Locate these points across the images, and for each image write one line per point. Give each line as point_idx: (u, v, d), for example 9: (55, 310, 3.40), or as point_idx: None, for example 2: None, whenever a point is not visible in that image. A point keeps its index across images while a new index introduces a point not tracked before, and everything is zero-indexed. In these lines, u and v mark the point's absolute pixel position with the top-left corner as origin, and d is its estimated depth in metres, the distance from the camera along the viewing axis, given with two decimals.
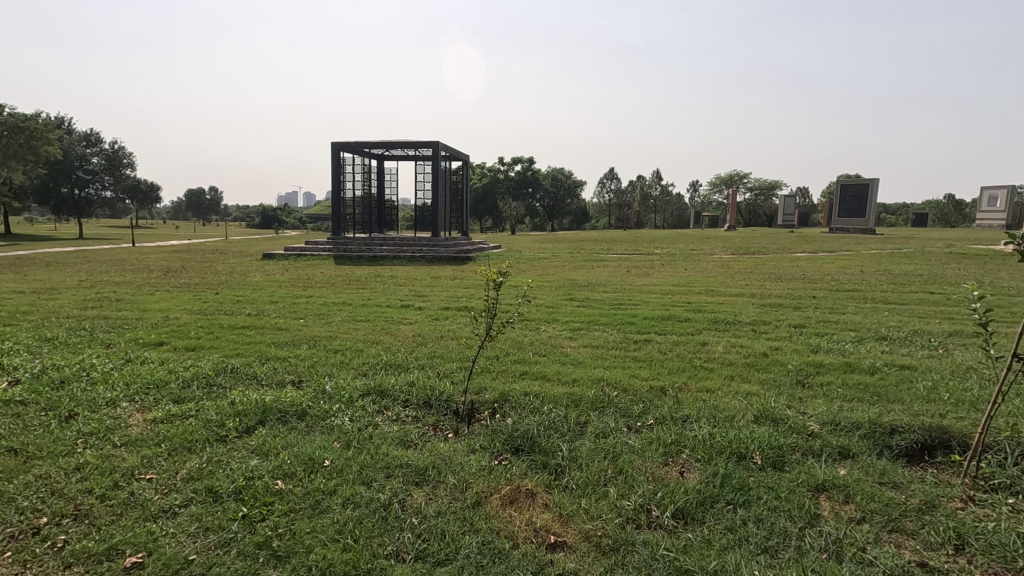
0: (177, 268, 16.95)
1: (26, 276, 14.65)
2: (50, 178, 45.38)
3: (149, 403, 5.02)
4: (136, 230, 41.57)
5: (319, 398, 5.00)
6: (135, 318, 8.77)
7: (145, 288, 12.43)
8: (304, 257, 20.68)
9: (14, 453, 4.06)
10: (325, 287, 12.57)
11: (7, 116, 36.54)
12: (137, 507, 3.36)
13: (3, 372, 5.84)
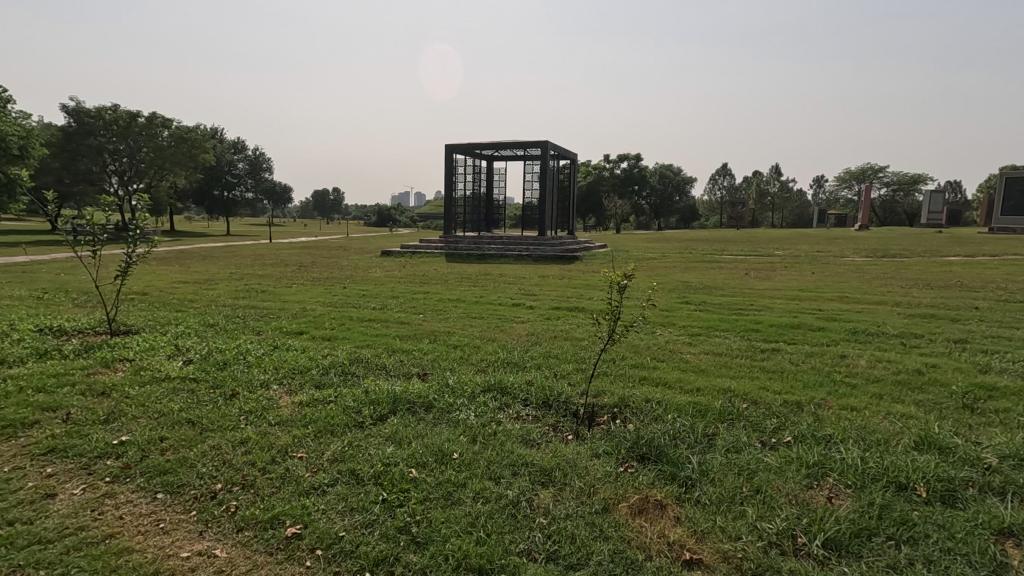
0: (309, 263, 18.64)
1: (190, 268, 16.93)
2: (206, 183, 52.06)
3: (296, 386, 5.55)
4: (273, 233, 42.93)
5: (443, 392, 5.22)
6: (279, 308, 9.76)
7: (285, 281, 13.76)
8: (417, 254, 21.82)
9: (192, 424, 4.67)
10: (439, 283, 13.15)
11: (174, 127, 42.26)
12: (292, 483, 3.71)
13: (180, 352, 6.76)
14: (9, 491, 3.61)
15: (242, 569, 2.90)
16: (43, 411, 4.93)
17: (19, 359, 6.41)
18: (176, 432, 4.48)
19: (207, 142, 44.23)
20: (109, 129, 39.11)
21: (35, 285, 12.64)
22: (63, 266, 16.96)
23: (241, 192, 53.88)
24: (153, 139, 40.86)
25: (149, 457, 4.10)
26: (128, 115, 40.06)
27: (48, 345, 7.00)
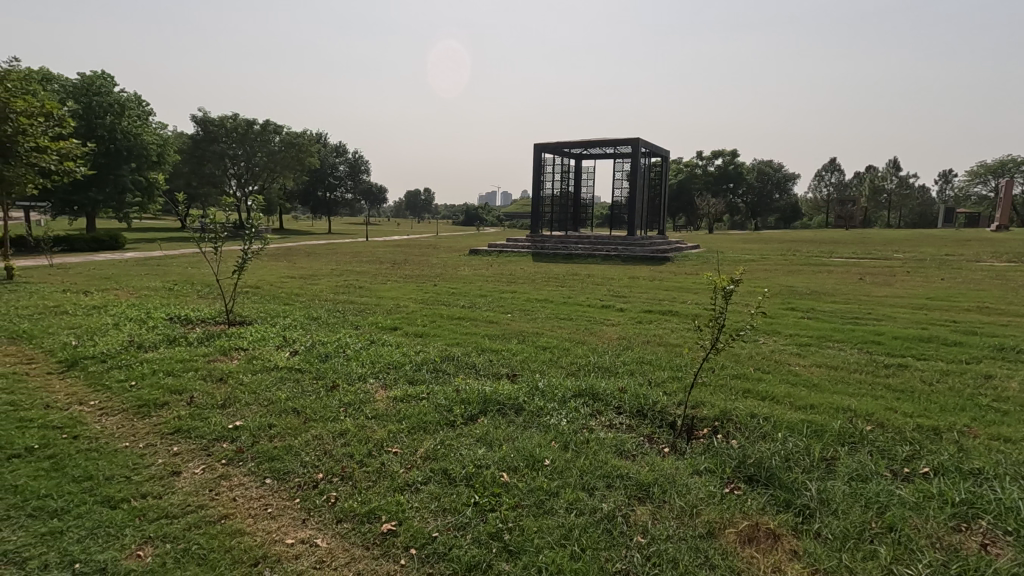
0: (402, 261, 19.40)
1: (297, 264, 18.21)
2: (311, 184, 55.98)
3: (390, 381, 5.71)
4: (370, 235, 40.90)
5: (533, 395, 5.13)
6: (375, 304, 10.19)
7: (380, 277, 14.37)
8: (504, 253, 22.04)
9: (296, 413, 4.93)
10: (526, 282, 13.15)
11: (284, 133, 45.70)
12: (388, 478, 3.78)
13: (287, 343, 7.22)
14: (142, 466, 3.98)
15: (342, 561, 2.97)
16: (172, 393, 5.43)
17: (153, 345, 7.13)
18: (283, 420, 4.74)
19: (312, 146, 47.42)
20: (230, 136, 43.11)
21: (169, 278, 14.13)
22: (192, 261, 18.85)
23: (341, 193, 57.42)
24: (266, 144, 44.48)
25: (259, 442, 4.36)
26: (246, 122, 43.90)
27: (176, 332, 7.73)
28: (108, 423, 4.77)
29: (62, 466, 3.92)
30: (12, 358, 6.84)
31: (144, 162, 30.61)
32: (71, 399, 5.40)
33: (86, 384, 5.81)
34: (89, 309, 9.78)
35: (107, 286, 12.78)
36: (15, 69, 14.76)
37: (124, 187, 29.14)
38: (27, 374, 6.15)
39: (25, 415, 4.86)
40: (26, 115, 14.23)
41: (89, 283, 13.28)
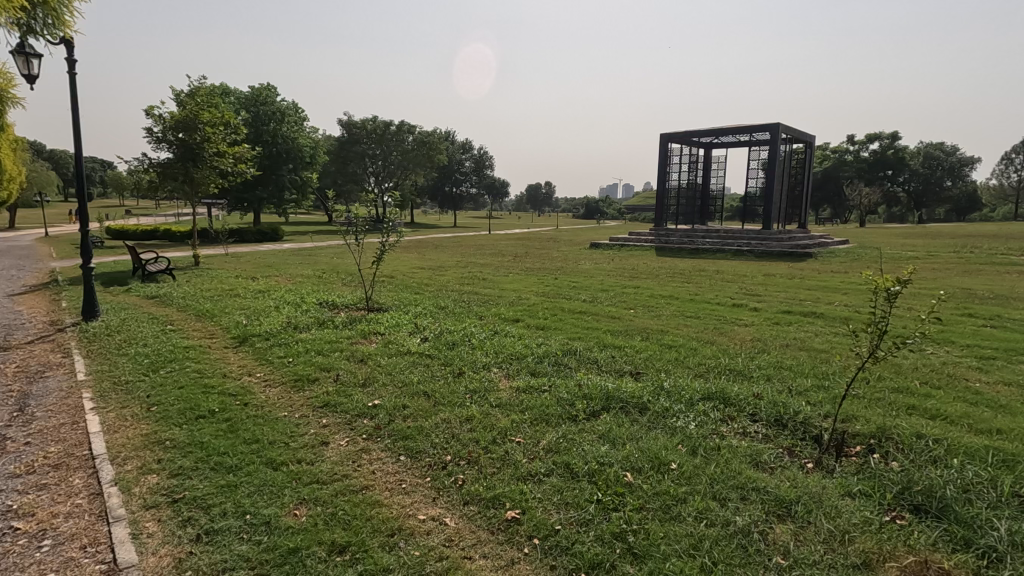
0: (523, 254, 19.80)
1: (427, 255, 19.36)
2: (439, 180, 59.22)
3: (513, 371, 5.84)
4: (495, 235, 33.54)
5: (658, 394, 4.94)
6: (498, 295, 10.49)
7: (502, 270, 14.79)
8: (626, 246, 21.55)
9: (427, 396, 5.23)
10: (649, 277, 12.73)
11: (417, 133, 48.69)
12: (511, 466, 3.86)
13: (418, 330, 7.69)
14: (297, 434, 4.47)
15: (468, 542, 3.08)
16: (321, 370, 6.04)
17: (306, 326, 7.98)
18: (415, 402, 5.05)
19: (441, 144, 49.98)
20: (371, 137, 46.98)
21: (319, 266, 15.78)
22: (338, 252, 20.90)
23: (466, 188, 60.07)
24: (401, 144, 47.78)
25: (394, 421, 4.69)
26: (384, 124, 47.47)
27: (325, 316, 8.60)
28: (270, 394, 5.43)
29: (236, 429, 4.54)
30: (198, 333, 8.06)
31: (299, 163, 34.40)
32: (242, 370, 6.23)
33: (254, 358, 6.67)
34: (256, 293, 11.22)
35: (270, 273, 14.59)
36: (203, 86, 17.30)
37: (283, 185, 33.03)
38: (210, 347, 7.21)
39: (208, 382, 5.70)
40: (210, 125, 16.65)
41: (256, 270, 15.25)
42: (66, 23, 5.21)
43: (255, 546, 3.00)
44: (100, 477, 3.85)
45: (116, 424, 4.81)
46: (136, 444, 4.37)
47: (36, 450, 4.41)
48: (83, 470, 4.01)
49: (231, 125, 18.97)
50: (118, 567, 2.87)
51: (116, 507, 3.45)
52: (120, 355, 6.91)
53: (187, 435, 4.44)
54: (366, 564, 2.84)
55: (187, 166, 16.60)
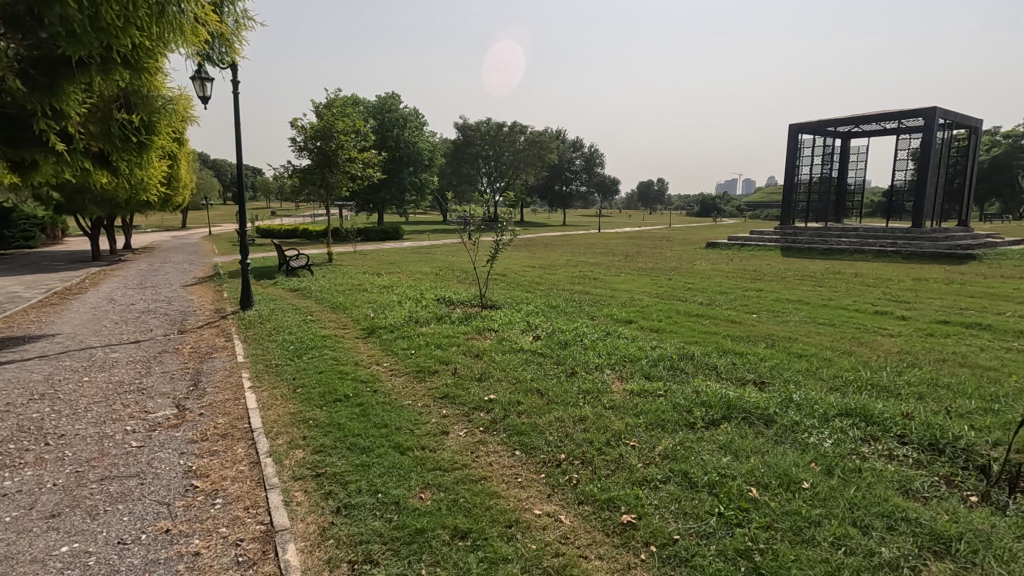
0: (634, 253, 19.36)
1: (537, 254, 19.64)
2: (549, 179, 59.68)
3: (626, 374, 5.75)
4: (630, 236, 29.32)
5: (786, 407, 4.60)
6: (610, 295, 10.38)
7: (613, 269, 14.58)
8: (747, 246, 20.25)
9: (540, 394, 5.32)
10: (774, 280, 11.87)
11: (529, 133, 49.46)
12: (626, 470, 3.81)
13: (531, 328, 7.84)
14: (421, 422, 4.78)
15: (584, 542, 3.10)
16: (440, 363, 6.38)
17: (426, 321, 8.46)
18: (529, 399, 5.16)
19: (552, 143, 50.25)
20: (484, 139, 48.59)
21: (436, 264, 16.62)
22: (453, 250, 21.85)
23: (576, 186, 60.00)
24: (513, 144, 48.87)
25: (509, 416, 4.84)
26: (497, 125, 48.77)
27: (443, 311, 9.05)
28: (396, 383, 5.85)
29: (368, 413, 4.95)
30: (333, 323, 8.86)
31: (419, 165, 36.45)
32: (371, 359, 6.77)
33: (381, 349, 7.21)
34: (381, 288, 12.10)
35: (393, 269, 15.61)
36: (338, 98, 18.93)
37: (404, 187, 35.19)
38: (343, 337, 7.90)
39: (343, 369, 6.27)
40: (344, 133, 18.20)
41: (381, 266, 16.42)
42: (235, 52, 5.96)
43: (387, 523, 3.25)
44: (258, 448, 4.39)
45: (269, 402, 5.45)
46: (286, 421, 4.93)
47: (207, 420, 5.12)
48: (244, 440, 4.61)
49: (361, 133, 20.57)
50: (275, 529, 3.27)
51: (271, 475, 3.91)
52: (270, 341, 7.81)
53: (327, 417, 4.92)
54: (487, 551, 2.97)
55: (324, 172, 18.28)
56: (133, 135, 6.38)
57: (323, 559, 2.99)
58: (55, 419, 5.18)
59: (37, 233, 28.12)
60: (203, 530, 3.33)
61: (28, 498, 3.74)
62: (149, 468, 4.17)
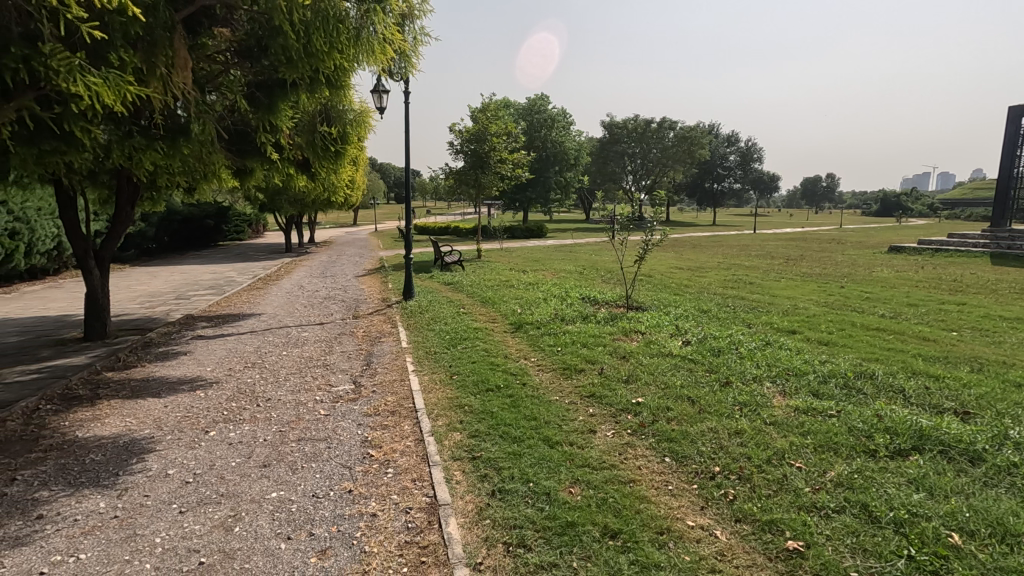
0: (797, 257, 17.61)
1: (686, 255, 18.77)
2: (699, 176, 56.62)
3: (790, 389, 5.27)
4: (797, 238, 26.39)
5: (1001, 445, 3.88)
6: (769, 302, 9.58)
7: (772, 274, 13.42)
8: (943, 251, 17.32)
9: (692, 402, 5.11)
10: (982, 293, 9.99)
11: (679, 128, 47.40)
12: (791, 492, 3.52)
13: (680, 332, 7.54)
14: (568, 419, 4.86)
15: (742, 562, 2.93)
16: (587, 362, 6.42)
17: (571, 319, 8.55)
18: (679, 406, 4.99)
19: (705, 138, 47.63)
20: (631, 136, 47.70)
21: (579, 263, 16.70)
22: (596, 249, 21.80)
23: (730, 184, 56.18)
24: (661, 141, 47.27)
25: (658, 421, 4.72)
26: (645, 122, 47.57)
27: (588, 310, 9.09)
28: (544, 378, 6.03)
29: (518, 404, 5.17)
30: (483, 317, 9.36)
31: (565, 165, 36.86)
32: (520, 353, 7.04)
33: (529, 343, 7.47)
34: (528, 285, 12.49)
35: (538, 267, 15.98)
36: (492, 103, 19.90)
37: (549, 186, 35.85)
38: (493, 330, 8.31)
39: (494, 360, 6.62)
40: (496, 136, 19.07)
41: (526, 264, 16.93)
42: (412, 66, 6.50)
43: (539, 512, 3.38)
44: (422, 427, 4.82)
45: (429, 386, 5.95)
46: (445, 404, 5.35)
47: (379, 397, 5.75)
48: (409, 419, 5.08)
49: (512, 135, 21.39)
50: (438, 503, 3.57)
51: (434, 453, 4.28)
52: (429, 330, 8.49)
53: (480, 404, 5.23)
54: (638, 554, 2.95)
55: (476, 172, 19.32)
56: (330, 145, 7.33)
57: (481, 537, 3.20)
58: (264, 385, 6.20)
59: (245, 227, 33.59)
60: (378, 495, 3.75)
61: (247, 448, 4.53)
62: (334, 435, 4.79)
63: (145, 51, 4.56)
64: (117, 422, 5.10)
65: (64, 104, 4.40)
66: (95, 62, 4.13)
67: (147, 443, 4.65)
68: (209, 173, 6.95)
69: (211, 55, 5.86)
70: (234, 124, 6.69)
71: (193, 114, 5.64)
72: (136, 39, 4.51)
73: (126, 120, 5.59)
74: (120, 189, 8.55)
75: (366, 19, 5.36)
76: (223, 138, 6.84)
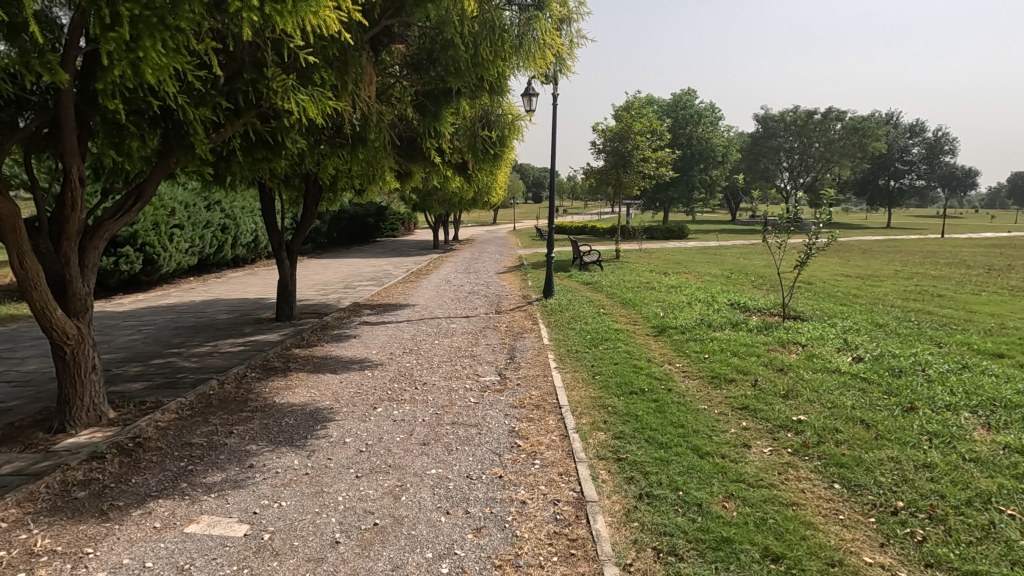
0: (1004, 267, 14.77)
1: (854, 261, 16.73)
2: (872, 172, 50.12)
3: (997, 422, 4.47)
4: (999, 245, 22.29)
5: None
6: (966, 319, 8.19)
7: (969, 286, 11.45)
8: None
9: (867, 425, 4.56)
10: None
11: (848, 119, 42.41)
12: (1000, 543, 3.00)
13: (849, 347, 6.76)
14: (719, 430, 4.62)
15: None
16: (738, 372, 6.04)
17: (719, 326, 8.09)
18: (850, 429, 4.49)
19: (881, 129, 42.00)
20: (789, 130, 43.78)
21: (726, 267, 15.73)
22: (744, 252, 20.33)
23: (911, 180, 48.91)
24: (825, 133, 42.66)
25: (824, 443, 4.30)
26: (807, 114, 43.29)
27: (738, 317, 8.52)
28: (690, 385, 5.79)
29: (663, 409, 5.04)
30: (624, 318, 9.23)
31: (711, 162, 34.89)
32: (663, 358, 6.84)
33: (673, 348, 7.22)
34: (669, 287, 12.04)
35: (680, 270, 15.34)
36: (637, 100, 19.51)
37: (693, 184, 34.19)
38: (634, 333, 8.17)
39: (637, 363, 6.51)
40: (640, 134, 18.65)
41: (667, 266, 16.36)
42: (567, 68, 6.61)
43: (690, 522, 3.27)
44: (566, 424, 4.91)
45: (572, 383, 6.02)
46: (588, 403, 5.39)
47: (524, 390, 5.96)
48: (553, 414, 5.21)
49: (655, 133, 20.78)
50: (585, 499, 3.62)
51: (579, 450, 4.34)
52: (570, 329, 8.58)
53: (624, 406, 5.18)
54: None
55: (618, 172, 18.96)
56: (487, 147, 7.72)
57: (630, 538, 3.19)
58: (420, 370, 6.75)
59: (399, 224, 36.58)
60: (527, 483, 3.90)
61: (408, 426, 4.98)
62: (484, 422, 5.08)
63: (339, 70, 5.19)
64: (303, 392, 5.91)
65: (277, 119, 5.19)
66: (303, 83, 4.80)
67: (328, 413, 5.33)
68: (381, 176, 7.72)
69: (387, 70, 6.51)
70: (404, 131, 7.37)
71: (372, 123, 6.31)
72: (333, 60, 5.16)
73: (319, 131, 6.43)
74: (307, 190, 9.84)
75: (526, 26, 5.58)
76: (394, 145, 7.56)
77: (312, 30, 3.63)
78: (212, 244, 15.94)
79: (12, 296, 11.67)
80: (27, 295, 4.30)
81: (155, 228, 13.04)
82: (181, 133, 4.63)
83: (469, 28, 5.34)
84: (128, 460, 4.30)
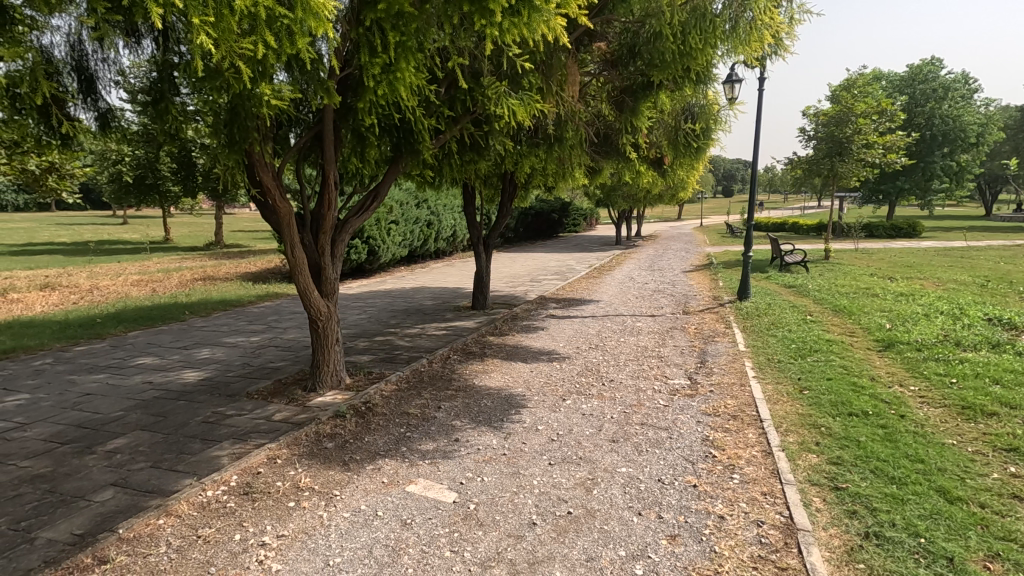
0: None
1: None
2: None
3: None
4: None
5: None
6: None
7: None
8: None
9: None
10: None
11: None
12: None
13: None
14: (974, 472, 3.81)
15: None
16: (1002, 404, 4.88)
17: (971, 345, 6.65)
18: None
19: None
20: None
21: (979, 273, 12.78)
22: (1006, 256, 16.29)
23: None
24: None
25: None
26: None
27: (999, 337, 6.88)
28: (931, 413, 4.86)
29: (894, 438, 4.31)
30: (838, 328, 8.11)
31: (960, 145, 28.67)
32: (892, 378, 5.84)
33: (905, 367, 6.13)
34: (898, 295, 10.22)
35: (912, 274, 12.92)
36: (862, 78, 16.92)
37: (932, 173, 28.48)
38: (851, 345, 7.12)
39: (858, 381, 5.66)
40: (864, 116, 16.11)
41: (893, 269, 13.89)
42: (785, 48, 5.99)
43: None
44: (770, 440, 4.49)
45: (775, 396, 5.48)
46: (795, 420, 4.86)
47: (718, 397, 5.61)
48: (753, 427, 4.80)
49: (883, 113, 17.77)
50: (797, 526, 3.28)
51: (786, 471, 3.94)
52: (770, 335, 7.83)
53: (842, 429, 4.56)
54: None
55: (833, 160, 16.48)
56: (687, 140, 7.37)
57: None
58: (608, 367, 6.78)
59: (581, 220, 36.98)
60: (726, 497, 3.67)
61: (598, 422, 5.03)
62: (675, 426, 4.90)
63: (545, 73, 5.44)
64: (499, 377, 6.35)
65: (488, 124, 5.61)
66: (513, 88, 5.13)
67: (522, 399, 5.64)
68: (575, 173, 7.89)
69: (587, 68, 6.61)
70: (601, 128, 7.41)
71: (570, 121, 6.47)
72: (540, 64, 5.42)
73: (520, 131, 6.79)
74: (504, 188, 10.47)
75: (741, 7, 5.15)
76: (589, 142, 7.64)
77: (535, 40, 3.88)
78: (420, 237, 17.95)
79: (276, 277, 14.56)
80: (296, 278, 5.33)
81: (378, 223, 15.06)
82: (410, 141, 5.26)
83: (678, 18, 5.18)
84: (361, 421, 5.08)
